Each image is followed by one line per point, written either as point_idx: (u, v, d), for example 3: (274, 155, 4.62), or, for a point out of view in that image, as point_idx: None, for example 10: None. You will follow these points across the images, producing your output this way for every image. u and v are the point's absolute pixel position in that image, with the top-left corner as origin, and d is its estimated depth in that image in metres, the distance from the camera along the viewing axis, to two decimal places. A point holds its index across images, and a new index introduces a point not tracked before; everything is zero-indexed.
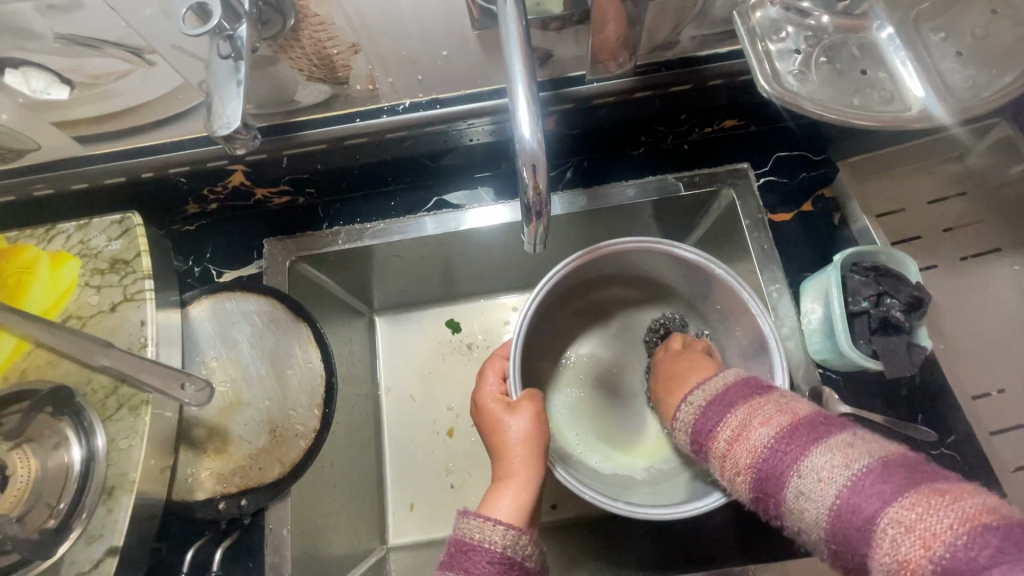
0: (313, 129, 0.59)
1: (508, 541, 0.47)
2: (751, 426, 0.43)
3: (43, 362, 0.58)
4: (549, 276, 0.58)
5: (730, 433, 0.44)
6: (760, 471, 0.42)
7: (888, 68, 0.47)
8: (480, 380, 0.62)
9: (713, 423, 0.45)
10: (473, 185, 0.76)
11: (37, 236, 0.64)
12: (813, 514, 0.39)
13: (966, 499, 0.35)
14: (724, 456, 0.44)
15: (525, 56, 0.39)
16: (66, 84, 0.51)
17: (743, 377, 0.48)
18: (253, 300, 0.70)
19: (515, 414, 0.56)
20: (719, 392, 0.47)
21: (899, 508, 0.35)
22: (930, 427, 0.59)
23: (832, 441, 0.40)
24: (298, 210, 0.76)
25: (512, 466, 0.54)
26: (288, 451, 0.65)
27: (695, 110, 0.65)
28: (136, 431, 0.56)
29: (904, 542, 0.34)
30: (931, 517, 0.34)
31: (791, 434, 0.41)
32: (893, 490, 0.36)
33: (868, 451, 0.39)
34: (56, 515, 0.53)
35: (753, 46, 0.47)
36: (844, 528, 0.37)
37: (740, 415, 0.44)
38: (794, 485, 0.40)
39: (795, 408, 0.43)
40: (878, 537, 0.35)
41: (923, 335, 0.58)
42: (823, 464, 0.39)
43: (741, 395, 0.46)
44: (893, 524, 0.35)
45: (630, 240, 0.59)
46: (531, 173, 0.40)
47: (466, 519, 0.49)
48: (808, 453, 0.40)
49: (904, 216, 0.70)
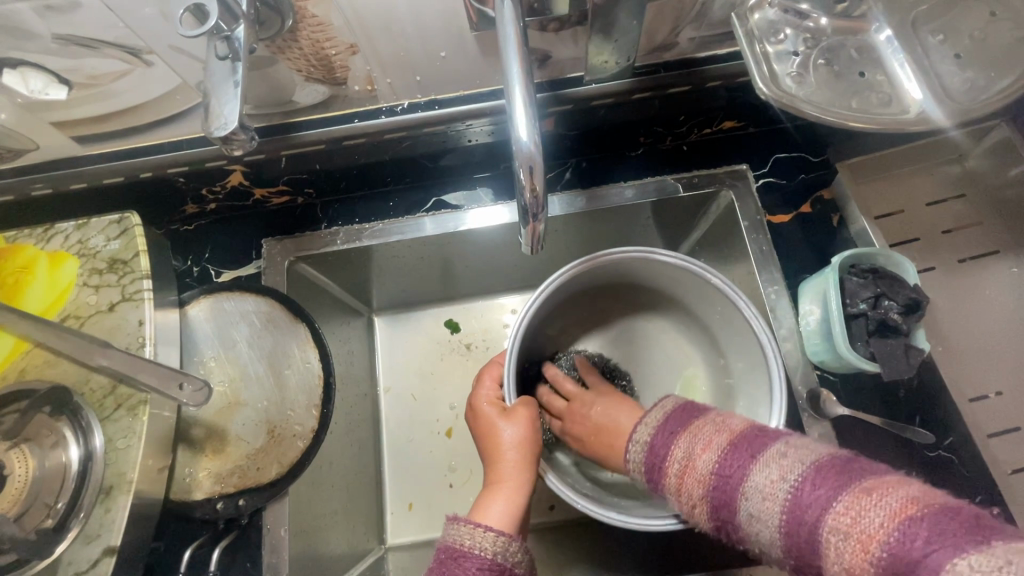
0: (311, 130, 0.59)
1: (498, 548, 0.47)
2: (694, 454, 0.43)
3: (41, 362, 0.58)
4: (548, 286, 0.58)
5: (677, 463, 0.44)
6: (712, 499, 0.42)
7: (886, 70, 0.47)
8: (476, 384, 0.62)
9: (659, 456, 0.45)
10: (471, 185, 0.76)
11: (35, 236, 0.64)
12: (766, 535, 0.39)
13: (898, 489, 0.35)
14: (675, 489, 0.44)
15: (522, 58, 0.39)
16: (65, 84, 0.51)
17: (680, 403, 0.48)
18: (251, 300, 0.70)
19: (510, 420, 0.56)
20: (659, 422, 0.47)
21: (836, 514, 0.35)
22: (928, 429, 0.59)
23: (768, 455, 0.40)
24: (296, 210, 0.76)
25: (505, 472, 0.55)
26: (286, 451, 0.65)
27: (694, 111, 0.65)
28: (134, 431, 0.56)
29: (845, 549, 0.34)
30: (864, 518, 0.34)
31: (732, 455, 0.42)
32: (830, 496, 0.36)
33: (800, 458, 0.39)
34: (54, 514, 0.53)
35: (751, 47, 0.47)
36: (795, 542, 0.37)
37: (683, 444, 0.44)
38: (745, 509, 0.40)
39: (732, 428, 0.44)
40: (825, 548, 0.35)
41: (922, 337, 0.58)
42: (765, 480, 0.39)
43: (679, 422, 0.46)
44: (835, 531, 0.35)
45: (628, 250, 0.59)
46: (528, 175, 0.40)
47: (457, 525, 0.49)
48: (750, 472, 0.40)
49: (904, 218, 0.70)
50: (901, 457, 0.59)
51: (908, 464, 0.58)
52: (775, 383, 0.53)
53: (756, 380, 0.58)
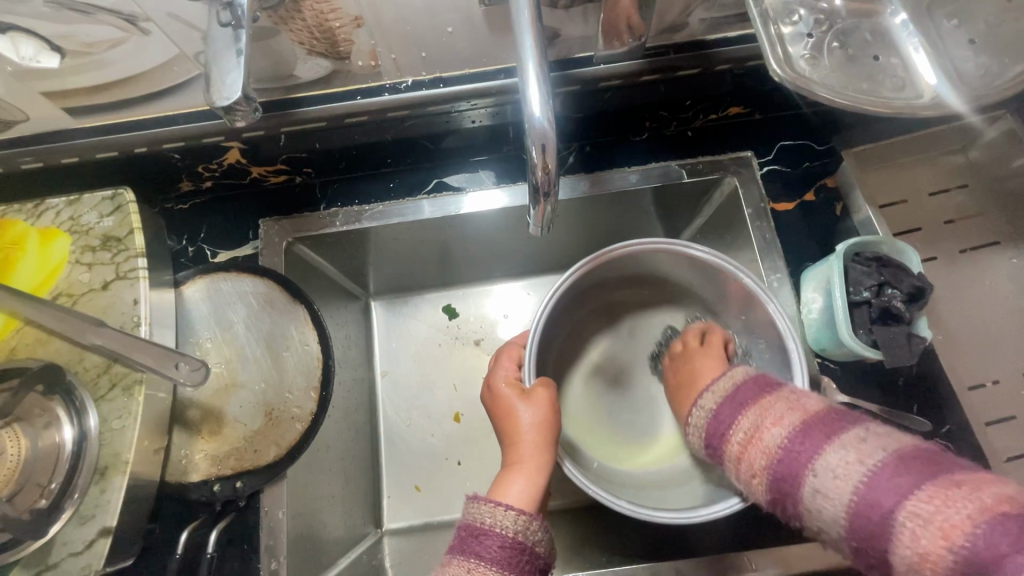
0: (312, 106, 0.58)
1: (519, 526, 0.47)
2: (763, 426, 0.45)
3: (34, 340, 0.57)
4: (559, 284, 0.58)
5: (743, 433, 0.46)
6: (774, 471, 0.44)
7: (900, 54, 0.46)
8: (495, 366, 0.63)
9: (725, 424, 0.48)
10: (473, 168, 0.75)
11: (25, 211, 0.62)
12: (831, 510, 0.41)
13: (985, 490, 0.37)
14: (739, 456, 0.46)
15: (536, 33, 0.38)
16: (56, 52, 0.48)
17: (753, 375, 0.50)
18: (249, 281, 0.68)
19: (527, 402, 0.56)
20: (730, 391, 0.50)
21: (917, 502, 0.37)
22: (925, 417, 0.60)
23: (845, 438, 0.42)
24: (294, 190, 0.75)
25: (522, 453, 0.54)
26: (284, 433, 0.64)
27: (701, 96, 0.64)
28: (129, 411, 0.55)
29: (923, 534, 0.36)
30: (949, 508, 0.36)
31: (804, 432, 0.44)
32: (912, 484, 0.38)
33: (881, 447, 0.41)
34: (48, 495, 0.52)
35: (766, 27, 0.46)
36: (864, 523, 0.39)
37: (751, 416, 0.47)
38: (810, 482, 0.42)
39: (805, 404, 0.46)
40: (897, 532, 0.38)
41: (924, 326, 0.58)
42: (838, 460, 0.41)
43: (753, 392, 0.48)
44: (912, 517, 0.37)
45: (642, 242, 0.59)
46: (540, 153, 0.39)
47: (478, 503, 0.49)
48: (823, 451, 0.42)
49: (907, 207, 0.70)
50: None
51: None
52: (797, 373, 0.54)
53: (778, 371, 0.58)
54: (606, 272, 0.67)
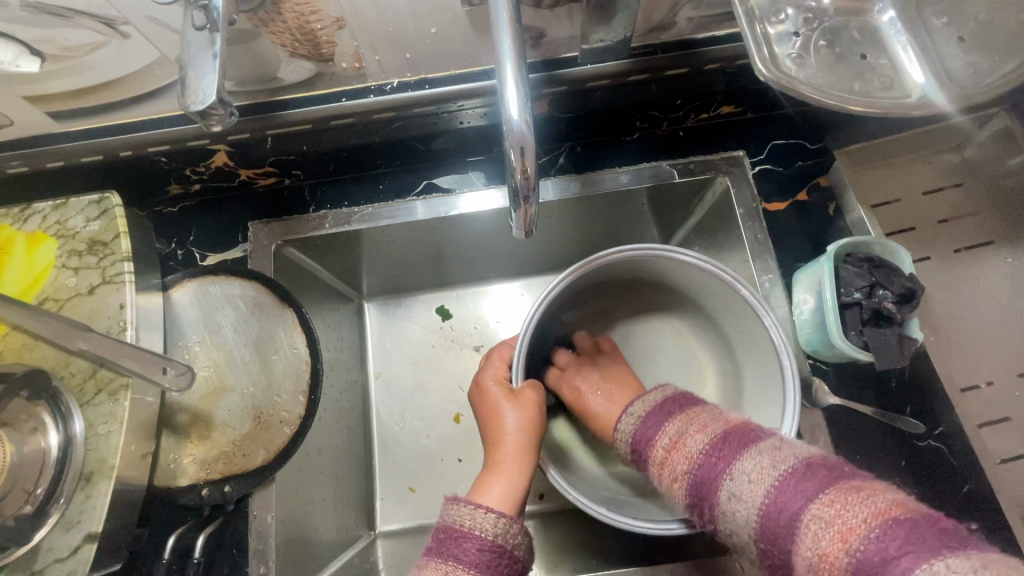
0: (298, 109, 0.57)
1: (499, 529, 0.47)
2: (687, 434, 0.44)
3: (21, 345, 0.57)
4: (547, 293, 0.57)
5: (668, 440, 0.45)
6: (695, 476, 0.42)
7: (888, 53, 0.46)
8: (485, 364, 0.63)
9: (651, 432, 0.46)
10: (463, 169, 0.75)
11: (12, 216, 0.62)
12: (742, 515, 0.38)
13: (883, 497, 0.34)
14: (662, 463, 0.44)
15: (515, 34, 0.38)
16: (36, 56, 0.48)
17: (681, 392, 0.49)
18: (237, 284, 0.68)
19: (514, 403, 0.57)
20: (658, 401, 0.48)
21: (820, 505, 0.35)
22: (918, 419, 0.59)
23: (761, 447, 0.40)
24: (284, 193, 0.74)
25: (505, 453, 0.54)
26: (273, 437, 0.64)
27: (691, 95, 0.64)
28: (115, 416, 0.55)
29: (824, 537, 0.34)
30: (847, 511, 0.34)
31: (722, 442, 0.42)
32: (815, 488, 0.36)
33: (792, 454, 0.39)
34: (33, 501, 0.52)
35: (751, 26, 0.45)
36: (771, 528, 0.36)
37: (676, 424, 0.45)
38: (726, 488, 0.39)
39: (728, 419, 0.44)
40: (800, 536, 0.35)
41: (916, 328, 0.57)
42: (753, 466, 0.39)
43: (677, 406, 0.47)
44: (816, 519, 0.34)
45: (633, 249, 0.58)
46: (519, 156, 0.39)
47: (458, 505, 0.49)
48: (738, 458, 0.40)
49: (901, 207, 0.69)
50: (892, 447, 0.59)
51: (898, 454, 0.59)
52: (787, 380, 0.53)
53: (768, 378, 0.57)
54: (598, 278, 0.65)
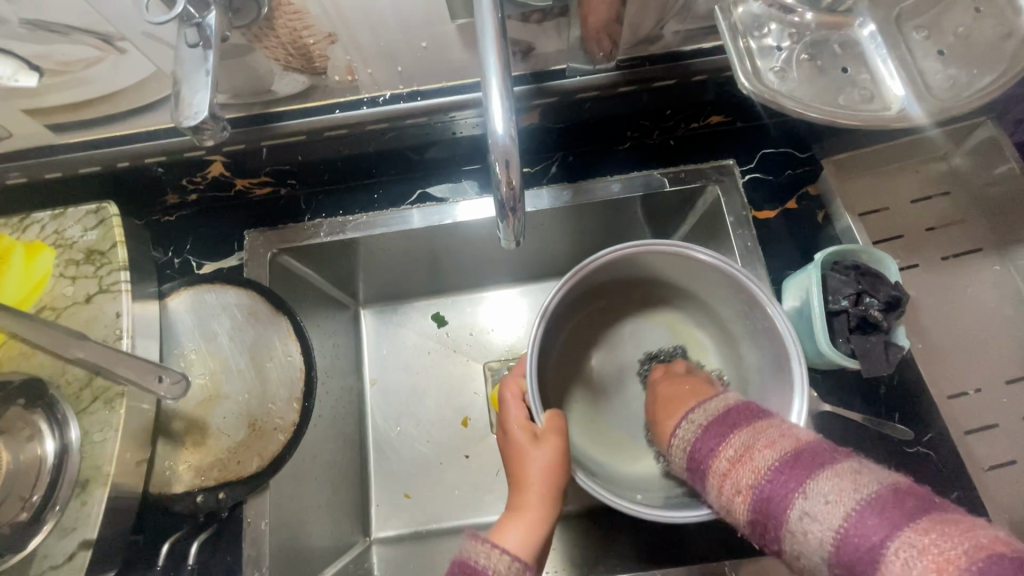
0: (293, 119, 0.58)
1: (512, 573, 0.48)
2: (754, 448, 0.43)
3: (18, 354, 0.58)
4: (547, 303, 0.57)
5: (733, 453, 0.44)
6: (762, 493, 0.41)
7: (868, 67, 0.46)
8: (504, 407, 0.61)
9: (714, 445, 0.45)
10: (457, 178, 0.76)
11: (11, 226, 0.63)
12: (817, 536, 0.38)
13: (980, 530, 0.34)
14: (724, 475, 0.43)
15: (500, 49, 0.38)
16: (35, 71, 0.49)
17: (749, 404, 0.48)
18: (232, 292, 0.69)
19: (541, 444, 0.56)
20: (719, 414, 0.48)
21: (912, 533, 0.34)
22: (907, 425, 0.60)
23: (838, 468, 0.39)
24: (280, 202, 0.75)
25: (528, 499, 0.55)
26: (267, 444, 0.65)
27: (680, 105, 0.65)
28: (110, 424, 0.55)
29: (916, 567, 0.33)
30: (945, 542, 0.33)
31: (796, 458, 0.41)
32: (905, 516, 0.35)
33: (875, 478, 0.38)
34: (28, 508, 0.52)
35: (734, 41, 0.46)
36: (853, 550, 0.36)
37: (743, 436, 0.44)
38: (799, 506, 0.39)
39: (799, 436, 0.43)
40: (888, 563, 0.34)
41: (902, 335, 0.57)
42: (831, 487, 0.38)
43: (744, 419, 0.46)
44: (905, 547, 0.34)
45: (626, 247, 0.59)
46: (505, 169, 0.39)
47: (475, 542, 0.50)
48: (812, 477, 0.39)
49: (889, 214, 0.70)
50: (881, 454, 0.59)
51: (887, 460, 0.59)
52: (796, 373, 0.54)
53: (775, 365, 0.58)
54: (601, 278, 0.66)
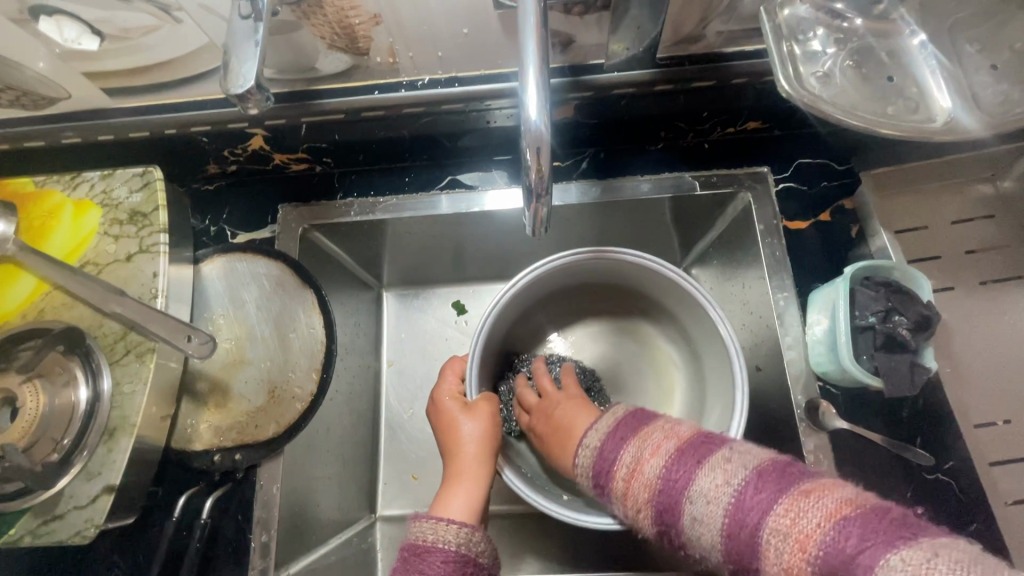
0: (332, 99, 0.60)
1: (461, 539, 0.51)
2: (643, 458, 0.44)
3: (60, 304, 0.61)
4: (554, 258, 0.62)
5: (626, 467, 0.44)
6: (659, 505, 0.42)
7: (916, 77, 0.45)
8: (439, 379, 0.65)
9: (611, 458, 0.46)
10: (487, 167, 0.76)
11: (62, 182, 0.66)
12: (708, 537, 0.39)
13: (831, 494, 0.36)
14: (624, 493, 0.44)
15: (541, 41, 0.39)
16: (97, 35, 0.51)
17: (632, 411, 0.50)
18: (264, 263, 0.71)
19: (470, 416, 0.60)
20: (611, 427, 0.49)
21: (775, 516, 0.36)
22: (928, 451, 0.59)
23: (713, 460, 0.41)
24: (315, 178, 0.77)
25: (464, 464, 0.58)
26: (285, 412, 0.66)
27: (717, 108, 0.64)
28: (140, 376, 0.58)
29: (785, 551, 0.35)
30: (802, 519, 0.35)
31: (677, 458, 0.42)
32: (770, 499, 0.37)
33: (743, 464, 0.40)
34: (60, 450, 0.55)
35: (777, 45, 0.45)
36: (734, 543, 0.37)
37: (632, 449, 0.45)
38: (688, 512, 0.40)
39: (679, 432, 0.45)
40: (763, 548, 0.36)
41: (929, 357, 0.55)
42: (708, 485, 0.40)
43: (631, 428, 0.47)
44: (774, 533, 0.36)
45: (640, 254, 0.62)
46: (535, 155, 0.40)
47: (420, 522, 0.52)
48: (694, 476, 0.41)
49: (928, 234, 0.67)
50: (896, 477, 0.58)
51: (903, 484, 0.58)
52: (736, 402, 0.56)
53: (725, 390, 0.60)
54: (587, 277, 0.70)
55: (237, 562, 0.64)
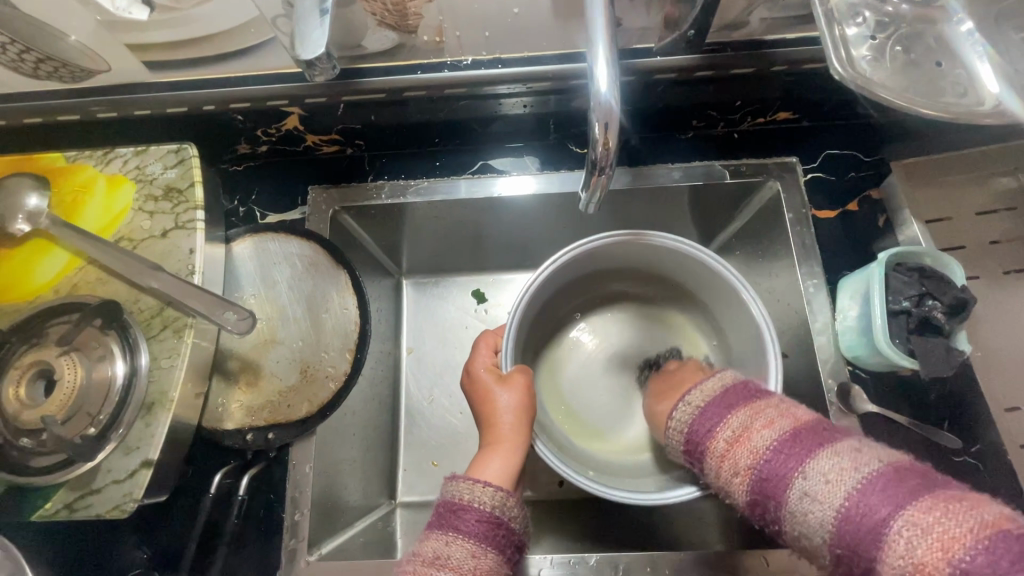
0: (374, 77, 0.59)
1: (496, 501, 0.50)
2: (753, 428, 0.45)
3: (94, 279, 0.60)
4: (585, 243, 0.63)
5: (731, 433, 0.45)
6: (761, 472, 0.43)
7: (964, 63, 0.46)
8: (473, 353, 0.65)
9: (712, 424, 0.47)
10: (518, 153, 0.77)
11: (95, 157, 0.65)
12: (818, 517, 0.39)
13: (985, 508, 0.35)
14: (723, 456, 0.45)
15: (609, 16, 0.40)
16: (146, 5, 0.53)
17: (740, 381, 0.50)
18: (296, 243, 0.71)
19: (505, 387, 0.60)
20: (718, 392, 0.49)
21: (913, 512, 0.36)
22: (955, 434, 0.60)
23: (839, 448, 0.41)
24: (344, 161, 0.77)
25: (500, 434, 0.58)
26: (318, 392, 0.66)
27: (751, 97, 0.65)
28: (178, 352, 0.57)
29: (918, 545, 0.35)
30: (948, 520, 0.35)
31: (794, 439, 0.43)
32: (907, 496, 0.37)
33: (875, 458, 0.40)
34: (96, 424, 0.55)
35: (830, 29, 0.46)
36: (852, 529, 0.38)
37: (741, 416, 0.46)
38: (799, 486, 0.41)
39: (796, 414, 0.45)
40: (890, 539, 0.36)
41: (963, 340, 0.57)
42: (831, 468, 0.40)
43: (742, 397, 0.48)
44: (909, 526, 0.35)
45: (675, 239, 0.63)
46: (603, 130, 0.41)
47: (456, 482, 0.52)
48: (813, 457, 0.41)
49: (952, 225, 0.68)
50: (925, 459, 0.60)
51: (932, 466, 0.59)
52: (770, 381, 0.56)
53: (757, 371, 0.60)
54: (617, 262, 0.70)
55: (269, 542, 0.63)
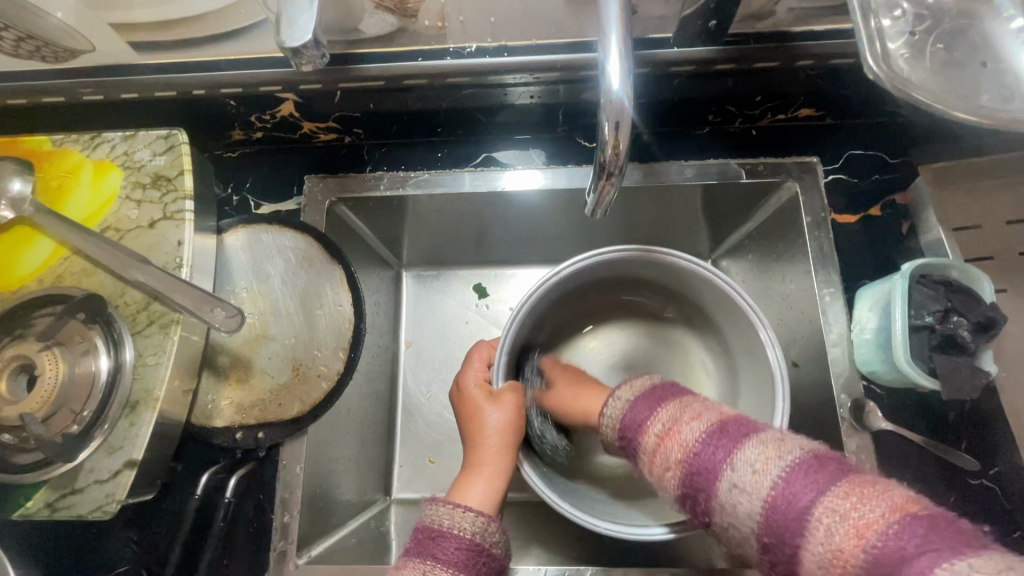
0: (374, 64, 0.55)
1: (477, 528, 0.49)
2: (681, 421, 0.43)
3: (79, 270, 0.58)
4: (601, 251, 0.59)
5: (661, 427, 0.44)
6: (691, 466, 0.41)
7: (1010, 63, 0.42)
8: (465, 366, 0.63)
9: (643, 418, 0.45)
10: (524, 146, 0.73)
11: (81, 142, 0.63)
12: (746, 507, 0.38)
13: (894, 491, 0.35)
14: (654, 452, 0.43)
15: (623, 9, 0.37)
16: None
17: (667, 380, 0.49)
18: (290, 235, 0.68)
19: (496, 405, 0.58)
20: (648, 389, 0.48)
21: (833, 497, 0.35)
22: (974, 455, 0.57)
23: (762, 437, 0.40)
24: (342, 150, 0.74)
25: (485, 456, 0.56)
26: (310, 391, 0.64)
27: (773, 93, 0.61)
28: (164, 349, 0.55)
29: (837, 532, 0.34)
30: (865, 505, 0.34)
31: (718, 431, 0.41)
32: (828, 482, 0.36)
33: (795, 445, 0.39)
34: (80, 422, 0.52)
35: (865, 21, 0.42)
36: (776, 519, 0.36)
37: (670, 411, 0.44)
38: (727, 478, 0.39)
39: (722, 409, 0.44)
40: (812, 528, 0.35)
41: (989, 360, 0.54)
42: (757, 456, 0.39)
43: (668, 394, 0.46)
44: (830, 513, 0.34)
45: (693, 260, 0.59)
46: (613, 131, 0.37)
47: (436, 506, 0.50)
48: (739, 448, 0.40)
49: (981, 233, 0.65)
50: (941, 481, 0.57)
51: (948, 488, 0.57)
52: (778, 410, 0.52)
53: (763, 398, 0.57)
54: (622, 273, 0.66)
55: (258, 543, 0.62)
